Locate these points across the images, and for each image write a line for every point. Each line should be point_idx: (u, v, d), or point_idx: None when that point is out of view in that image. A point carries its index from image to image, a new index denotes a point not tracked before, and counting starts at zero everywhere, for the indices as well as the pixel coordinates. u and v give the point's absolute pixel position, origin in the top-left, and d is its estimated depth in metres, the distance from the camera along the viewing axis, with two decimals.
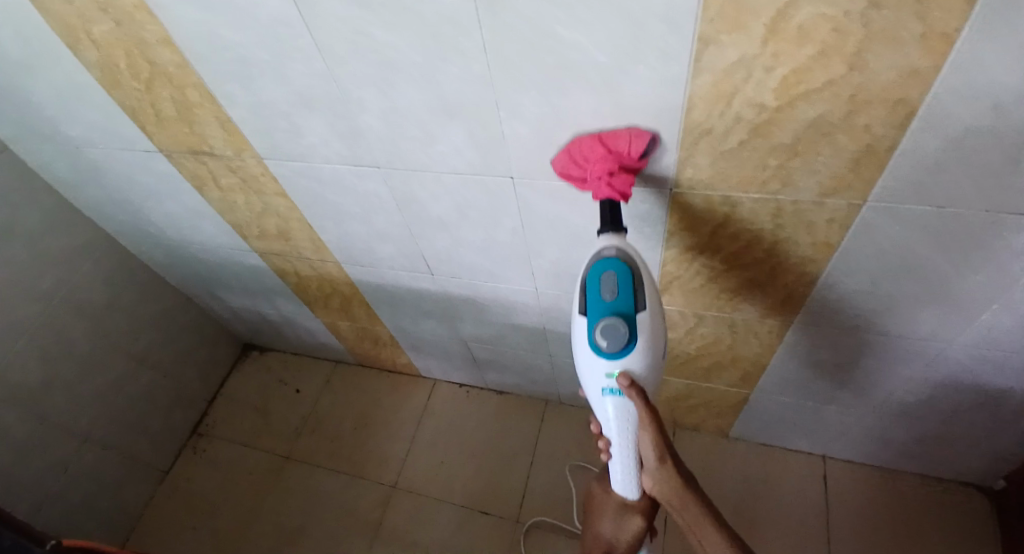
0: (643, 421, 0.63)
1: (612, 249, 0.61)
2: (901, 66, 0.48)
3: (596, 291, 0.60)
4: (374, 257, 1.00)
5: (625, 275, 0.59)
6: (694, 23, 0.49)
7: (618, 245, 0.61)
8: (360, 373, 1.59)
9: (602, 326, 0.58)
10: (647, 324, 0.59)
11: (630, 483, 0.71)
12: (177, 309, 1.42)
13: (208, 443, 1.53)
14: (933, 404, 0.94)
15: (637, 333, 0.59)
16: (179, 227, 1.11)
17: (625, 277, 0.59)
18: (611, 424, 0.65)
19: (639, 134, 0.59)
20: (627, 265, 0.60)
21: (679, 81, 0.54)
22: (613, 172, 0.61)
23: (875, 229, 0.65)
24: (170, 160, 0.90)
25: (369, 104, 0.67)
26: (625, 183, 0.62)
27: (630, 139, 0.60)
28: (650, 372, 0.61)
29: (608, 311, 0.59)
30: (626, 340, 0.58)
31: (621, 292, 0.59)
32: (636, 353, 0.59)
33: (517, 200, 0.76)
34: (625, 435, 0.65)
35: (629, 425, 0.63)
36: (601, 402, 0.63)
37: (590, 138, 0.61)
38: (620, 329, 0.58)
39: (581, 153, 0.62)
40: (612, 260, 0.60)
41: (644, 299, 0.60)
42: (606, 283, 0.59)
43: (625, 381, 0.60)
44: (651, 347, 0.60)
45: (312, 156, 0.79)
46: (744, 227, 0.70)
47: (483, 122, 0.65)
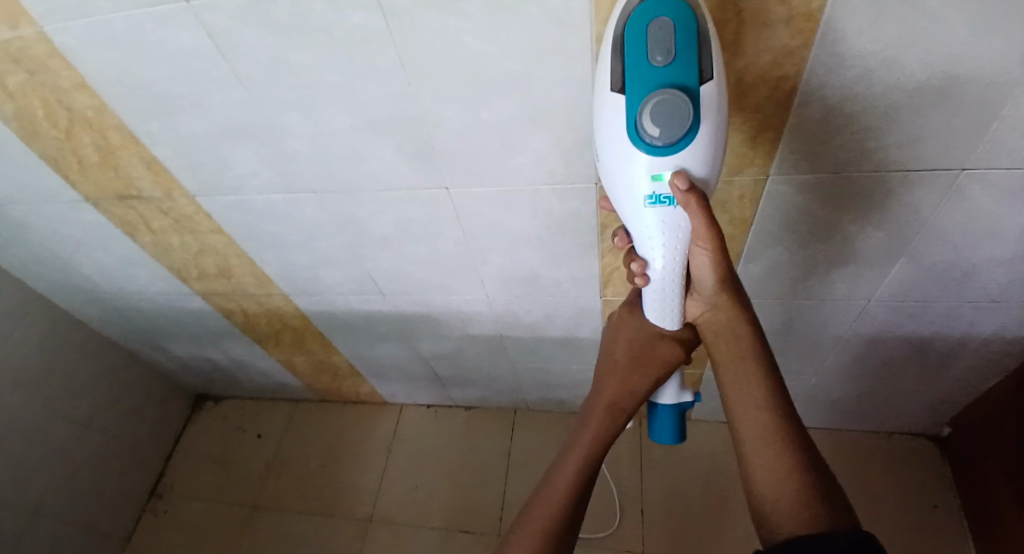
0: (699, 234, 0.51)
1: None
2: (776, 47, 0.53)
3: (642, 52, 0.44)
4: (322, 284, 1.00)
5: (684, 25, 0.43)
6: (589, 27, 0.53)
7: None
8: (322, 408, 1.56)
9: (652, 107, 0.44)
10: (716, 99, 0.45)
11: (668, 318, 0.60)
12: (121, 365, 1.36)
13: (169, 504, 1.46)
14: (866, 359, 1.01)
15: (700, 115, 0.45)
16: (114, 278, 1.07)
17: (684, 28, 0.43)
18: (657, 241, 0.52)
19: None
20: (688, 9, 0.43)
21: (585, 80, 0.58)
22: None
23: (782, 200, 0.70)
24: (98, 209, 0.88)
25: (295, 128, 0.68)
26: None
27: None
28: (712, 169, 0.48)
29: (660, 82, 0.44)
30: (685, 123, 0.45)
31: (679, 52, 0.44)
32: (696, 141, 0.46)
33: (455, 208, 0.78)
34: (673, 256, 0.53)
35: (681, 238, 0.51)
36: (647, 211, 0.50)
37: None
38: (678, 109, 0.44)
39: None
40: (666, 5, 0.44)
41: (709, 63, 0.45)
42: (656, 39, 0.44)
43: (682, 182, 0.47)
44: (716, 131, 0.47)
45: (245, 188, 0.79)
46: None
47: (409, 136, 0.67)
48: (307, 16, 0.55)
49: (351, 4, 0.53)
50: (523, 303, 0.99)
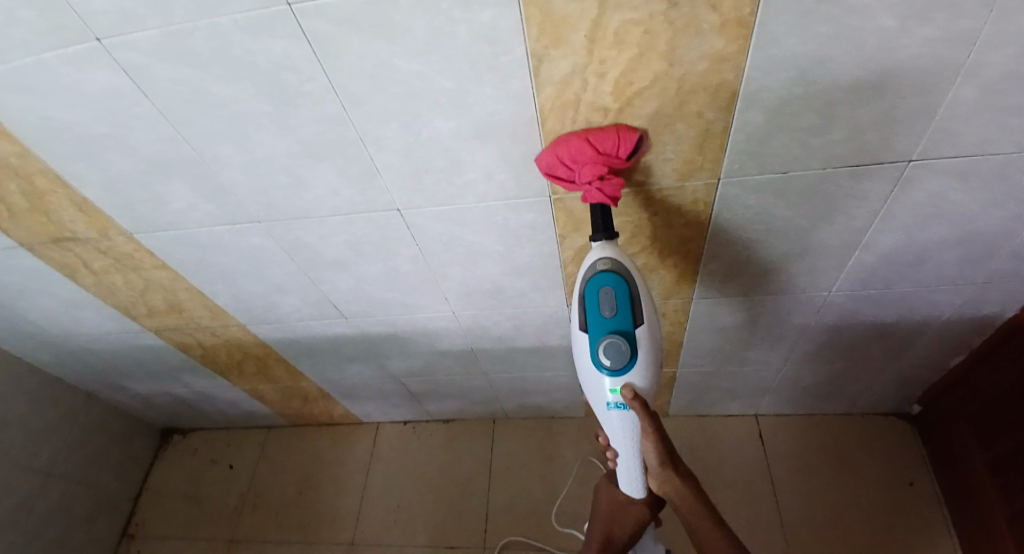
0: (645, 430, 0.65)
1: (605, 261, 0.63)
2: (710, 54, 0.53)
3: (595, 307, 0.62)
4: (281, 311, 0.97)
5: (621, 289, 0.62)
6: (522, 43, 0.52)
7: (611, 258, 0.63)
8: (296, 433, 1.52)
9: (605, 344, 0.61)
10: (648, 338, 0.62)
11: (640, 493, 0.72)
12: (78, 408, 1.31)
13: (141, 545, 1.41)
14: (829, 346, 1.03)
15: (637, 347, 0.62)
16: (59, 322, 1.02)
17: (622, 292, 0.62)
18: (618, 439, 0.66)
19: (627, 136, 0.60)
20: (622, 277, 0.62)
21: (524, 95, 0.56)
22: (603, 178, 0.62)
23: (735, 200, 0.70)
24: (33, 254, 0.84)
25: (229, 159, 0.66)
26: (616, 188, 0.63)
27: (619, 142, 0.60)
28: (654, 382, 0.64)
29: (608, 328, 0.62)
30: (627, 356, 0.61)
31: (620, 308, 0.62)
32: (639, 367, 0.62)
33: (408, 228, 0.76)
34: (631, 449, 0.67)
35: (633, 436, 0.65)
36: (608, 417, 0.65)
37: (579, 140, 0.60)
38: (622, 347, 0.61)
39: (570, 156, 0.61)
40: (607, 275, 0.62)
41: (641, 312, 0.62)
42: (603, 297, 0.62)
43: (630, 396, 0.62)
44: (652, 357, 0.63)
45: (185, 222, 0.76)
46: (623, 219, 0.74)
47: (350, 160, 0.65)
48: (227, 46, 0.53)
49: (271, 32, 0.51)
50: (488, 316, 0.97)
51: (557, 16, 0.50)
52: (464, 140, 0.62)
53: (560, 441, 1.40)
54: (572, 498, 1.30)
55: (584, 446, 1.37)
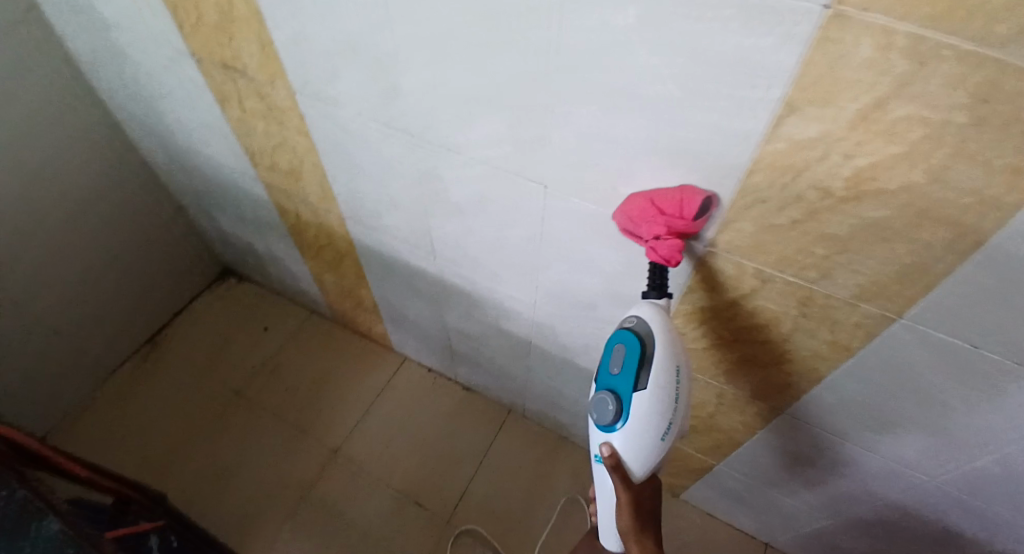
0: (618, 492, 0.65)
1: (633, 320, 0.64)
2: (982, 192, 0.44)
3: (607, 361, 0.65)
4: (380, 222, 0.96)
5: (631, 351, 0.62)
6: (783, 87, 0.45)
7: (642, 318, 0.63)
8: (332, 329, 1.55)
9: (596, 397, 0.64)
10: (644, 406, 0.61)
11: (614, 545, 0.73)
12: (166, 215, 1.37)
13: (161, 357, 1.48)
14: (891, 526, 0.92)
15: (626, 411, 0.62)
16: (189, 136, 1.06)
17: (631, 353, 0.62)
18: (602, 483, 0.69)
19: (688, 196, 0.56)
20: (636, 340, 0.62)
21: (749, 139, 0.49)
22: (660, 237, 0.58)
23: (898, 346, 0.61)
24: (199, 68, 0.85)
25: (415, 66, 0.63)
26: (673, 252, 0.58)
27: (681, 204, 0.56)
28: (639, 451, 0.62)
29: (610, 383, 0.64)
30: (612, 414, 0.62)
31: (625, 368, 0.62)
32: (625, 429, 0.62)
33: (543, 209, 0.72)
34: (610, 499, 0.69)
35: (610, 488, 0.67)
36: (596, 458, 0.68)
37: (643, 197, 0.59)
38: (608, 404, 0.62)
39: (634, 212, 0.60)
40: (626, 333, 0.63)
41: (646, 379, 0.61)
42: (615, 355, 0.64)
43: (606, 452, 0.63)
44: (642, 425, 0.61)
45: (344, 104, 0.75)
46: (767, 306, 0.65)
47: (530, 116, 0.60)
48: None
49: None
50: (566, 323, 0.93)
51: (841, 76, 0.43)
52: (653, 154, 0.56)
53: (563, 464, 1.36)
54: (551, 522, 1.26)
55: (583, 480, 1.32)
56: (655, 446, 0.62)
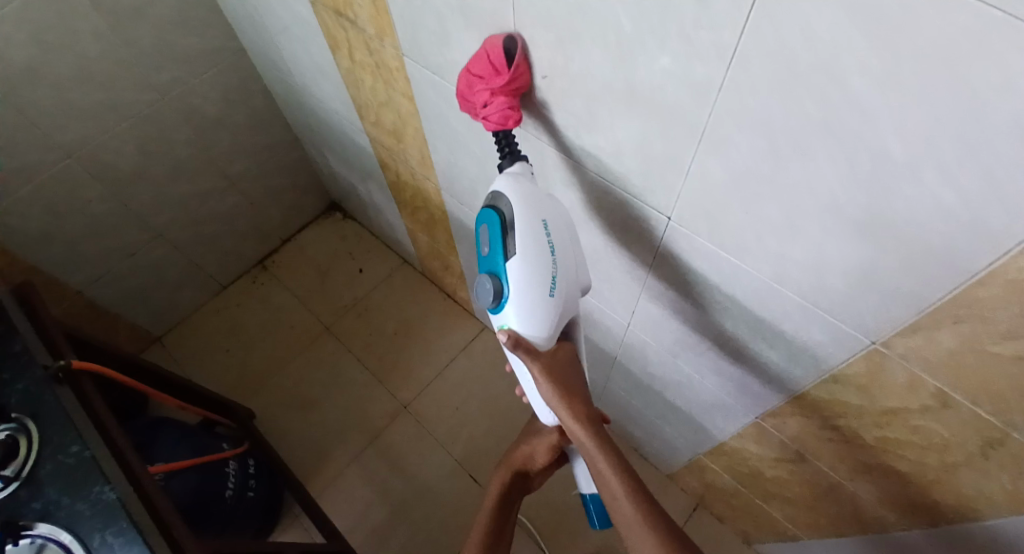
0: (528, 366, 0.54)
1: (491, 191, 0.54)
2: None
3: (477, 246, 0.56)
4: (476, 202, 0.87)
5: (492, 220, 0.53)
6: None
7: (500, 185, 0.54)
8: (420, 282, 1.54)
9: (478, 290, 0.54)
10: (522, 270, 0.51)
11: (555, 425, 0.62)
12: (283, 145, 1.38)
13: (268, 279, 1.56)
14: None
15: (508, 285, 0.52)
16: (304, 76, 1.01)
17: (492, 224, 0.53)
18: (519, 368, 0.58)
19: (494, 48, 0.51)
20: (493, 207, 0.53)
21: (996, 241, 0.34)
22: (488, 102, 0.52)
23: None
24: (314, 10, 0.78)
25: (538, 52, 0.51)
26: (504, 113, 0.53)
27: (489, 57, 0.51)
28: (536, 321, 0.52)
29: (486, 267, 0.54)
30: (495, 295, 0.52)
31: (492, 245, 0.53)
32: (513, 304, 0.52)
33: (662, 240, 0.57)
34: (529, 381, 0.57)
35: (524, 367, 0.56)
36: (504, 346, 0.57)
37: (466, 73, 0.54)
38: (487, 287, 0.52)
39: (466, 93, 0.55)
40: (484, 209, 0.54)
41: (514, 241, 0.51)
42: (482, 235, 0.55)
43: (505, 334, 0.53)
44: (529, 291, 0.51)
45: (453, 77, 0.64)
46: (938, 432, 0.49)
47: (669, 139, 0.46)
48: None
49: None
50: (660, 356, 0.79)
51: None
52: (501, 41, 0.51)
53: None
54: None
55: None
56: (549, 305, 0.52)
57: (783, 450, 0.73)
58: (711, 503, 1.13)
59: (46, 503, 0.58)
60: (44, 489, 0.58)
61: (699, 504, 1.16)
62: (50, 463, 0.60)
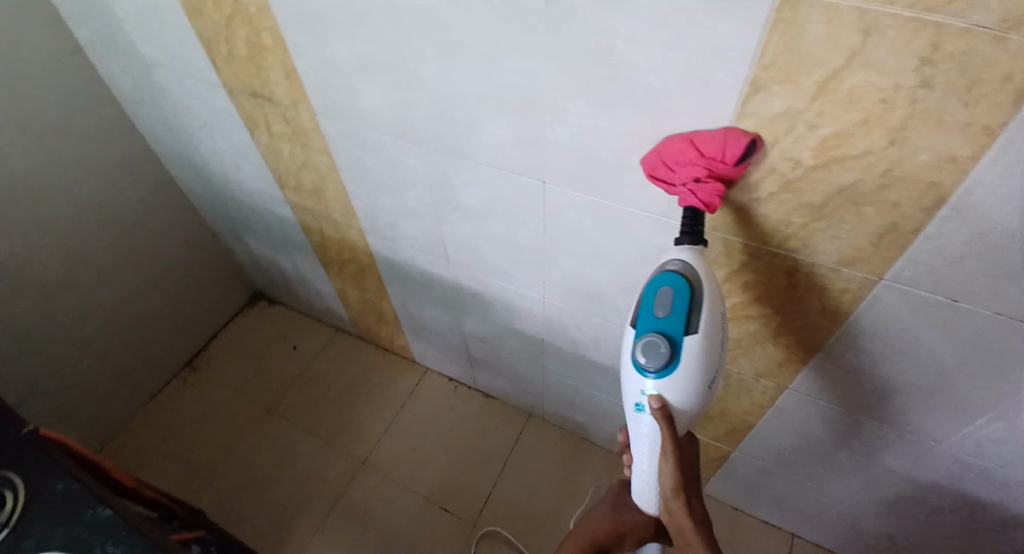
0: (664, 446, 0.63)
1: (677, 264, 0.60)
2: (937, 151, 0.48)
3: (649, 306, 0.60)
4: (398, 232, 1.03)
5: (681, 294, 0.58)
6: (748, 67, 0.50)
7: (685, 260, 0.60)
8: (356, 344, 1.62)
9: (644, 344, 0.59)
10: (697, 349, 0.58)
11: (648, 502, 0.72)
12: (202, 242, 1.47)
13: (198, 378, 1.56)
14: (908, 502, 0.93)
15: (679, 357, 0.58)
16: (223, 164, 1.15)
17: (682, 296, 0.58)
18: (639, 439, 0.66)
19: (737, 137, 0.54)
20: (687, 284, 0.58)
21: (723, 119, 0.55)
22: (699, 180, 0.58)
23: (886, 309, 0.64)
24: (232, 99, 0.94)
25: (424, 80, 0.70)
26: (711, 194, 0.58)
27: (724, 144, 0.55)
28: (689, 396, 0.60)
29: (655, 328, 0.59)
30: (666, 361, 0.58)
31: (674, 312, 0.58)
32: (676, 375, 0.58)
33: (546, 204, 0.78)
34: (647, 452, 0.66)
35: (653, 443, 0.65)
36: (636, 416, 0.65)
37: (682, 140, 0.57)
38: (662, 350, 0.57)
39: (671, 156, 0.58)
40: (672, 276, 0.59)
41: (697, 323, 0.58)
42: (659, 299, 0.59)
43: (656, 403, 0.60)
44: (698, 372, 0.58)
45: (362, 120, 0.82)
46: (754, 277, 0.69)
47: (529, 118, 0.67)
48: None
49: None
50: (575, 317, 0.97)
51: (798, 53, 0.47)
52: (744, 134, 0.54)
53: (586, 465, 1.38)
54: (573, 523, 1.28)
55: (603, 480, 1.34)
56: (703, 391, 0.61)
57: None
58: None
59: (38, 539, 0.61)
60: (34, 528, 0.61)
61: None
62: (39, 502, 0.63)
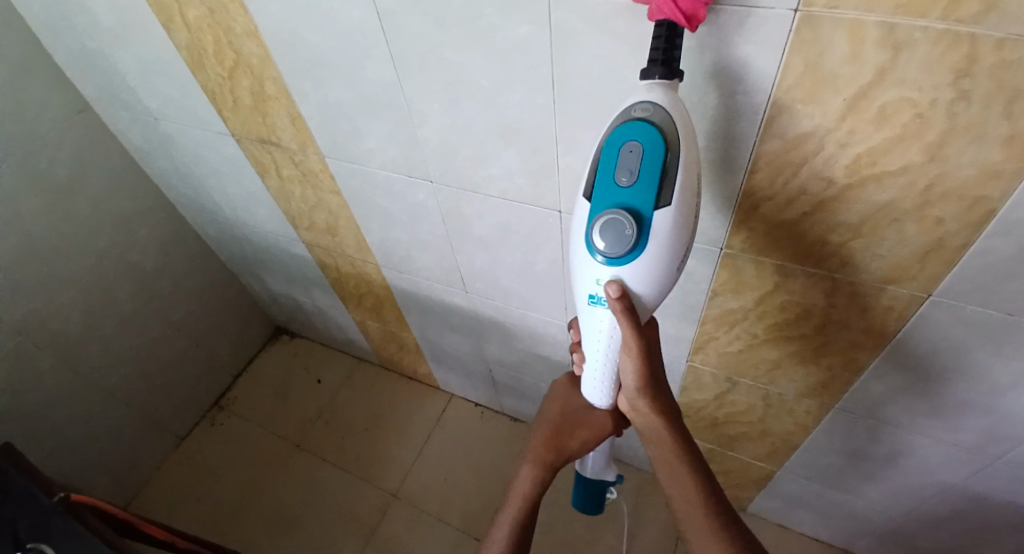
0: (627, 340, 0.53)
1: (647, 110, 0.45)
2: (980, 165, 0.45)
3: (610, 169, 0.47)
4: (413, 265, 1.01)
5: (653, 152, 0.44)
6: (770, 90, 0.47)
7: (660, 102, 0.45)
8: (380, 374, 1.61)
9: (603, 224, 0.47)
10: (669, 227, 0.46)
11: (602, 402, 0.64)
12: (221, 283, 1.47)
13: (226, 417, 1.56)
14: (964, 518, 0.87)
15: (647, 238, 0.46)
16: (235, 207, 1.15)
17: (652, 154, 0.45)
18: (594, 336, 0.56)
19: None
20: (662, 138, 0.44)
21: (747, 143, 0.52)
22: None
23: (934, 325, 0.60)
24: (239, 145, 0.94)
25: (428, 118, 0.69)
26: (695, 2, 0.42)
27: None
28: (656, 286, 0.49)
29: (617, 201, 0.47)
30: (630, 245, 0.46)
31: (641, 179, 0.45)
32: (639, 261, 0.48)
33: (562, 231, 0.75)
34: (606, 351, 0.56)
35: (613, 340, 0.54)
36: (589, 310, 0.53)
37: None
38: (627, 231, 0.46)
39: None
40: (640, 127, 0.45)
41: (670, 192, 0.46)
42: (624, 159, 0.46)
43: (615, 292, 0.49)
44: (665, 259, 0.48)
45: (369, 160, 0.81)
46: (793, 298, 0.65)
47: (538, 149, 0.65)
48: (475, 17, 0.54)
49: (519, 14, 0.52)
50: None
51: (822, 73, 0.44)
52: None
53: None
54: None
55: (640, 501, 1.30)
56: (672, 277, 0.50)
57: (719, 383, 0.87)
58: None
59: None
60: None
61: None
62: None
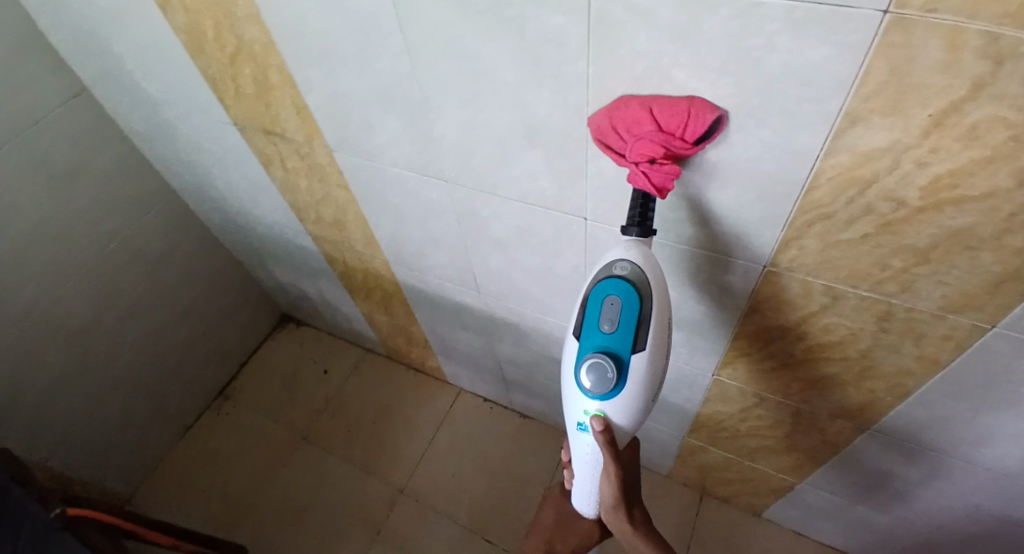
0: (608, 465, 0.57)
1: (626, 267, 0.52)
2: None
3: (594, 317, 0.52)
4: (424, 263, 0.96)
5: (630, 305, 0.51)
6: (844, 99, 0.41)
7: (636, 262, 0.52)
8: (387, 365, 1.58)
9: (589, 365, 0.51)
10: (645, 369, 0.51)
11: (589, 515, 0.66)
12: (225, 269, 1.43)
13: (232, 407, 1.53)
14: (996, 541, 0.83)
15: (627, 378, 0.51)
16: (239, 196, 1.10)
17: (630, 307, 0.51)
18: (580, 457, 0.59)
19: (703, 113, 0.46)
20: (637, 292, 0.50)
21: (809, 156, 0.46)
22: (655, 160, 0.50)
23: (994, 358, 0.55)
24: (242, 134, 0.88)
25: (447, 114, 0.63)
26: (666, 177, 0.50)
27: (687, 120, 0.47)
28: (633, 419, 0.54)
29: (600, 346, 0.52)
30: (612, 385, 0.51)
31: (621, 327, 0.51)
32: (620, 398, 0.52)
33: (586, 239, 0.70)
34: (590, 471, 0.60)
35: (596, 463, 0.58)
36: (575, 436, 0.57)
37: (640, 106, 0.49)
38: (609, 372, 0.51)
39: (626, 125, 0.50)
40: (620, 283, 0.51)
41: (646, 338, 0.51)
42: (606, 310, 0.51)
43: (599, 426, 0.53)
44: (643, 395, 0.53)
45: (380, 155, 0.75)
46: (840, 320, 0.60)
47: (567, 153, 0.59)
48: (504, 5, 0.48)
49: (555, 4, 0.46)
50: None
51: (909, 83, 0.38)
52: (712, 109, 0.46)
53: None
54: None
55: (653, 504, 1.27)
56: (646, 409, 0.55)
57: (747, 397, 0.83)
58: (715, 488, 1.19)
59: None
60: None
61: (705, 493, 1.21)
62: None
